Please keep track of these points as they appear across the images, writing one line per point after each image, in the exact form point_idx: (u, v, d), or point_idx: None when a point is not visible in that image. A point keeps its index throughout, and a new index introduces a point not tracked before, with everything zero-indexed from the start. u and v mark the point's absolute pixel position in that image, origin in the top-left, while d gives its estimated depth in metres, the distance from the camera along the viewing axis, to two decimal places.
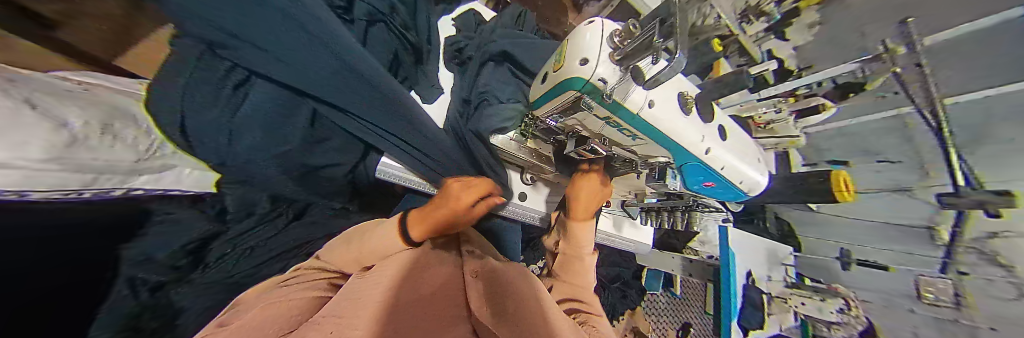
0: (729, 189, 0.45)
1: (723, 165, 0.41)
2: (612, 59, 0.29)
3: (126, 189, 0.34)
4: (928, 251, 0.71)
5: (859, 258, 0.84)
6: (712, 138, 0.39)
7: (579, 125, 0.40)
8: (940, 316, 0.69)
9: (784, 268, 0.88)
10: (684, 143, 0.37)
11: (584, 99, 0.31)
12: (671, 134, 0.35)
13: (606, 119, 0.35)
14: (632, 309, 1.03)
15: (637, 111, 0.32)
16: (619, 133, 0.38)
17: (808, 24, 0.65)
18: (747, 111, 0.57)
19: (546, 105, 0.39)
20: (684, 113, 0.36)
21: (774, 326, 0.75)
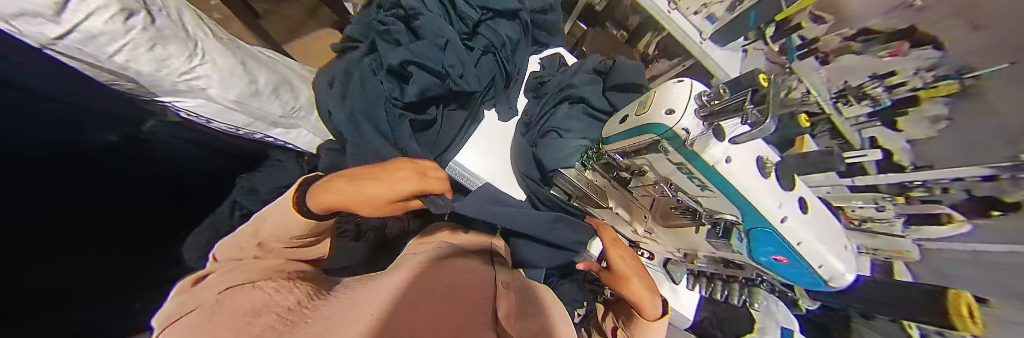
0: (805, 273, 0.33)
1: (801, 240, 0.31)
2: (699, 116, 0.31)
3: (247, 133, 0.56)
4: None
5: None
6: (792, 207, 0.32)
7: (648, 165, 0.40)
8: None
9: None
10: (759, 207, 0.31)
11: (663, 144, 0.34)
12: (745, 192, 0.31)
13: (678, 165, 0.34)
14: None
15: (713, 165, 0.30)
16: (688, 181, 0.36)
17: (929, 118, 0.35)
18: (842, 201, 0.46)
19: (620, 142, 0.42)
20: (763, 177, 0.31)
21: None
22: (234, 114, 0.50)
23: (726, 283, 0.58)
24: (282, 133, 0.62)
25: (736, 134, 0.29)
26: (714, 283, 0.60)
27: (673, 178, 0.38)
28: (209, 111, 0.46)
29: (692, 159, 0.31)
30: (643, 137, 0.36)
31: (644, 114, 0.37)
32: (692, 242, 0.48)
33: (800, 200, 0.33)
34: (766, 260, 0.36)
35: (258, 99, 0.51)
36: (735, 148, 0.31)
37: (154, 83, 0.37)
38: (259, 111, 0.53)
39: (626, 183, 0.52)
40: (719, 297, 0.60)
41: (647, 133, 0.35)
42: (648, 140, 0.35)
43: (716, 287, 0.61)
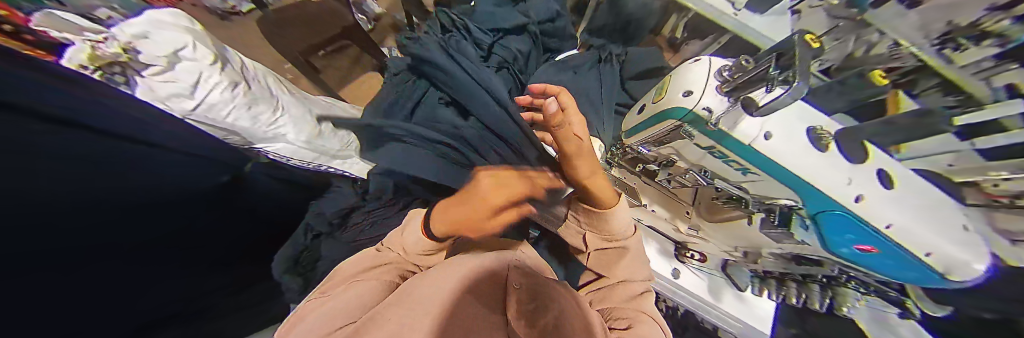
0: (918, 270, 0.25)
1: (891, 221, 0.24)
2: (721, 91, 0.29)
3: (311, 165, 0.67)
4: None
5: None
6: (867, 181, 0.26)
7: (675, 154, 0.38)
8: None
9: None
10: (816, 186, 0.27)
11: (685, 127, 0.32)
12: (796, 171, 0.27)
13: (709, 149, 0.32)
14: None
15: (749, 143, 0.28)
16: (724, 165, 0.33)
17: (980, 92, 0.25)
18: (968, 173, 0.28)
19: (641, 134, 0.41)
20: (821, 151, 0.27)
21: None
22: (302, 152, 0.63)
23: (803, 285, 0.49)
24: (342, 163, 0.70)
25: (768, 99, 0.26)
26: (786, 286, 0.51)
27: (707, 165, 0.35)
28: (285, 150, 0.61)
29: (722, 140, 0.30)
30: (665, 124, 0.34)
31: (663, 103, 0.36)
32: (747, 234, 0.43)
33: (878, 173, 0.26)
34: (847, 250, 0.30)
35: (323, 138, 0.63)
36: (770, 121, 0.28)
37: (252, 135, 0.54)
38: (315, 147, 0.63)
39: (655, 177, 0.48)
40: (794, 301, 0.50)
41: (667, 119, 0.34)
42: (670, 127, 0.34)
43: (788, 287, 0.51)
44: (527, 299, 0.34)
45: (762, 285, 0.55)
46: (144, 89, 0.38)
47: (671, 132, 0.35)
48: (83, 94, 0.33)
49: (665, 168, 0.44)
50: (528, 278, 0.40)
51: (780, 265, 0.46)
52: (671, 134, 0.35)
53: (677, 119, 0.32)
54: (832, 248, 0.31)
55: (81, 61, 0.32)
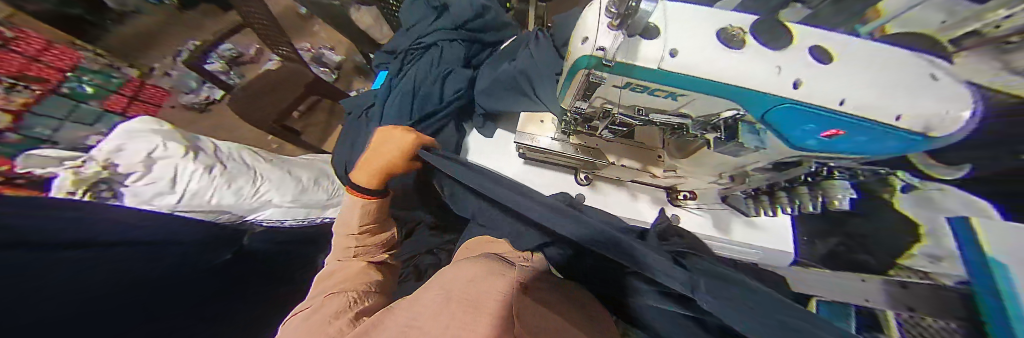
0: (894, 140, 0.24)
1: (844, 97, 0.23)
2: (610, 27, 0.26)
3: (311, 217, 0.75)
4: None
5: None
6: (800, 65, 0.25)
7: (606, 102, 0.36)
8: None
9: None
10: (750, 88, 0.25)
11: (594, 74, 0.30)
12: (717, 79, 0.25)
13: (626, 86, 0.31)
14: None
15: (655, 68, 0.26)
16: (652, 97, 0.32)
17: None
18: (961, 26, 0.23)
19: (567, 94, 0.38)
20: (729, 49, 0.25)
21: None
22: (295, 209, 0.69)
23: (793, 193, 0.43)
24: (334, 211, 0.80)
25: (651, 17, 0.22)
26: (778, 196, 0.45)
27: (636, 102, 0.34)
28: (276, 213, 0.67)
29: (632, 73, 0.27)
30: (578, 76, 0.32)
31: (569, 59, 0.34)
32: (718, 159, 0.41)
33: (810, 50, 0.25)
34: (814, 142, 0.28)
35: (306, 193, 0.71)
36: (674, 39, 0.26)
37: (237, 209, 0.60)
38: (303, 202, 0.71)
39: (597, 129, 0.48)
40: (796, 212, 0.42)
41: (578, 71, 0.31)
42: (582, 78, 0.32)
43: (779, 199, 0.45)
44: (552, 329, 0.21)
45: (758, 210, 0.51)
46: (130, 196, 0.46)
47: (585, 83, 0.32)
48: (92, 207, 0.38)
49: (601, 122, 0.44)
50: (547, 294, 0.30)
51: (750, 180, 0.45)
52: (587, 86, 0.33)
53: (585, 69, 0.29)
54: (794, 145, 0.29)
55: (67, 188, 0.40)
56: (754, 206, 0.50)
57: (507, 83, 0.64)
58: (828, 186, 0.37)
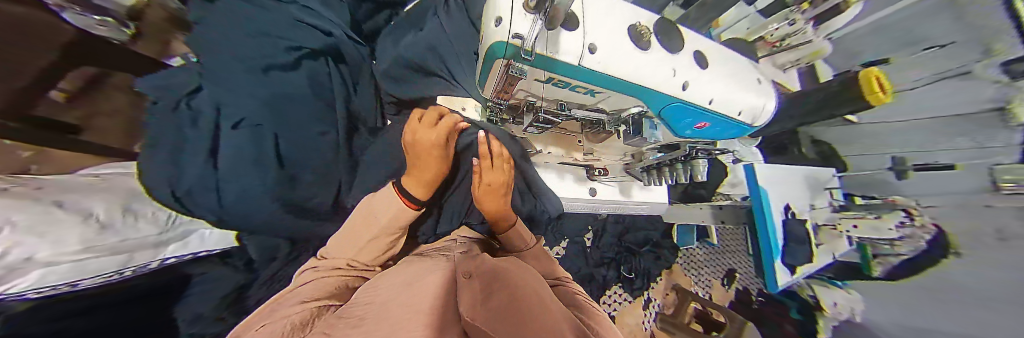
0: (727, 124, 0.40)
1: (711, 97, 0.35)
2: (529, 12, 0.23)
3: (156, 261, 0.48)
4: (998, 139, 0.75)
5: (916, 163, 0.90)
6: (685, 70, 0.33)
7: (528, 95, 0.35)
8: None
9: (831, 193, 0.92)
10: (660, 88, 0.31)
11: (514, 66, 0.26)
12: (626, 78, 0.28)
13: (549, 81, 0.29)
14: (669, 268, 1.27)
15: (576, 64, 0.25)
16: (575, 94, 0.33)
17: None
18: (755, 34, 0.72)
19: (487, 85, 0.34)
20: (640, 49, 0.29)
21: (826, 256, 0.81)
22: (90, 260, 0.37)
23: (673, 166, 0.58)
24: (199, 239, 0.58)
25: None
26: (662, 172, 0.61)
27: (559, 97, 0.34)
28: (69, 272, 0.35)
29: (553, 69, 0.26)
30: (495, 68, 0.27)
31: (484, 44, 0.29)
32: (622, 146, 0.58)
33: (694, 55, 0.35)
34: (687, 128, 0.39)
35: (128, 226, 0.44)
36: (591, 34, 0.26)
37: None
38: (110, 247, 0.40)
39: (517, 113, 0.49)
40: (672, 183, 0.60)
41: (494, 61, 0.27)
42: (500, 70, 0.27)
43: (665, 173, 0.63)
44: (490, 295, 0.25)
45: (649, 178, 0.69)
46: None
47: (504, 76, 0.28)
48: None
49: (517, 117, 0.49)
50: (495, 272, 0.34)
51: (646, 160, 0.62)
52: (506, 81, 0.29)
53: (500, 59, 0.25)
54: (677, 134, 0.41)
55: None
56: (652, 177, 0.67)
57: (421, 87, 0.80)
58: (695, 164, 0.53)
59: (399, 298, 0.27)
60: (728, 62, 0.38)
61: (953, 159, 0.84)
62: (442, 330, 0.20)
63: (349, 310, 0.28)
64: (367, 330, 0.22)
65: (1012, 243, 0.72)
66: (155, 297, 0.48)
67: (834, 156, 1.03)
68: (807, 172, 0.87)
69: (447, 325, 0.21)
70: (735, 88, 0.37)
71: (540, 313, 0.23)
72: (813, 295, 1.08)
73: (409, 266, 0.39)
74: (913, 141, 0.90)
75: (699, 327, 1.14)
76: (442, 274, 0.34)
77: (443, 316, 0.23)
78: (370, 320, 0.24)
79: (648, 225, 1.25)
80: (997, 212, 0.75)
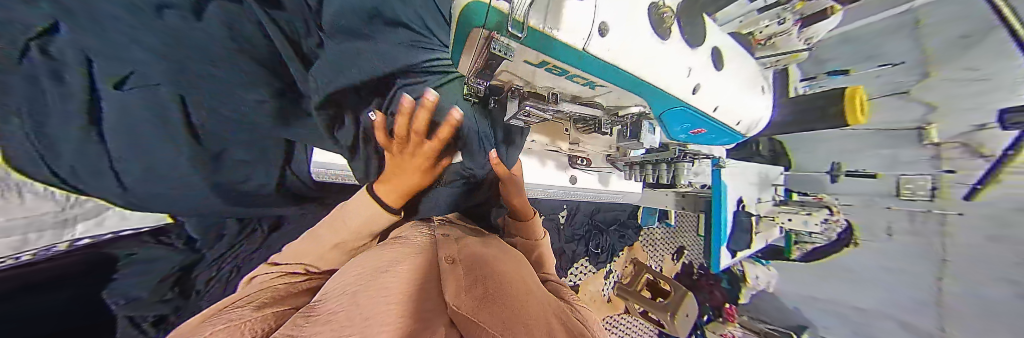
0: (723, 132, 0.44)
1: (716, 104, 0.38)
2: None
3: (66, 242, 0.47)
4: (915, 152, 0.88)
5: (847, 170, 1.03)
6: (698, 69, 0.33)
7: (514, 78, 0.30)
8: (912, 210, 0.90)
9: (776, 189, 1.03)
10: (672, 87, 0.30)
11: (496, 39, 0.19)
12: (632, 70, 0.25)
13: (542, 64, 0.25)
14: (631, 245, 1.39)
15: (581, 48, 0.20)
16: (571, 82, 0.30)
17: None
18: (746, 28, 0.69)
19: (463, 58, 0.28)
20: (660, 39, 0.26)
21: (761, 241, 0.94)
22: None
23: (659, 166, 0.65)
24: (117, 216, 0.52)
25: None
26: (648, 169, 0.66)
27: (552, 84, 0.31)
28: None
29: (546, 50, 0.21)
30: (472, 38, 0.21)
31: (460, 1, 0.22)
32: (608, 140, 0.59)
33: (711, 50, 0.35)
34: (678, 130, 0.39)
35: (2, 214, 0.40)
36: (604, 7, 0.21)
37: None
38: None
39: (498, 93, 0.44)
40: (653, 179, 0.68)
41: (470, 30, 0.20)
42: (480, 41, 0.21)
43: (648, 171, 0.67)
44: (476, 283, 0.25)
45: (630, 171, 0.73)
46: None
47: (485, 51, 0.23)
48: None
49: (501, 97, 0.45)
50: (477, 261, 0.33)
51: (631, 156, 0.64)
52: (489, 59, 0.23)
53: (478, 27, 0.18)
54: (672, 137, 0.41)
55: None
56: (631, 170, 0.72)
57: (363, 49, 0.56)
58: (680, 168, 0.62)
59: (369, 286, 0.24)
60: (733, 65, 0.39)
61: (876, 169, 0.96)
62: (425, 321, 0.18)
63: (319, 306, 0.23)
64: (335, 322, 0.19)
65: (896, 238, 0.93)
66: (65, 279, 0.43)
67: (782, 154, 1.14)
68: (763, 170, 0.97)
69: (433, 317, 0.19)
70: (728, 89, 0.38)
71: (530, 305, 0.23)
72: (742, 269, 1.26)
73: (382, 252, 0.36)
74: (847, 147, 1.04)
75: (648, 294, 1.30)
76: (416, 259, 0.32)
77: (423, 309, 0.20)
78: (337, 312, 0.21)
79: (618, 207, 1.33)
80: (886, 213, 0.95)
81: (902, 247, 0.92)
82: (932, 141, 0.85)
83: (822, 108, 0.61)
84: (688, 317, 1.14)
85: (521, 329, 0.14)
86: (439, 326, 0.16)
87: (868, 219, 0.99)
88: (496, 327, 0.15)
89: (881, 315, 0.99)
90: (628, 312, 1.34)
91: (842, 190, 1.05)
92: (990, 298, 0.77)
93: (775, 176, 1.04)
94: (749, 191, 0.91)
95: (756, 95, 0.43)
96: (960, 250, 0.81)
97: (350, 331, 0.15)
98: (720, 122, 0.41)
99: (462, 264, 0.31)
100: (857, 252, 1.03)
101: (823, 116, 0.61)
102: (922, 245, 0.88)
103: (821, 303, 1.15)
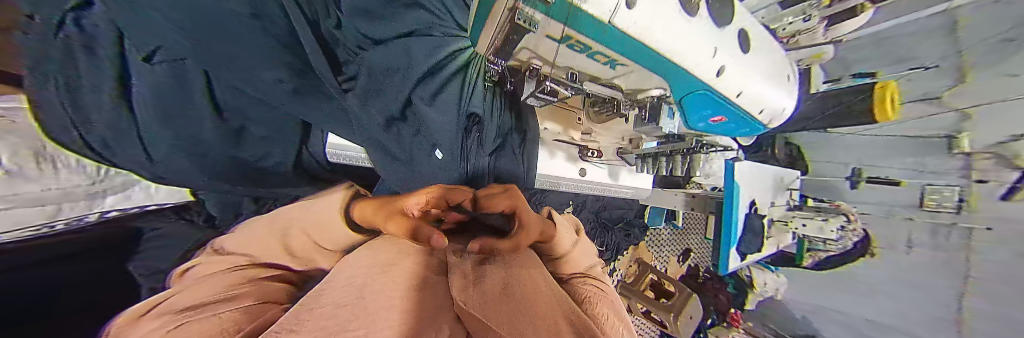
0: (744, 120, 0.43)
1: (741, 90, 0.36)
2: None
3: (98, 213, 0.47)
4: (946, 160, 0.84)
5: (869, 176, 0.99)
6: (725, 51, 0.32)
7: (534, 57, 0.30)
8: (936, 222, 0.86)
9: (791, 193, 1.00)
10: (696, 70, 0.29)
11: (522, 10, 0.20)
12: (657, 48, 0.25)
13: (564, 40, 0.25)
14: (636, 245, 1.38)
15: (607, 20, 0.20)
16: (592, 61, 0.29)
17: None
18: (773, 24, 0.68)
19: (485, 34, 0.28)
20: (689, 15, 0.25)
21: (771, 247, 0.91)
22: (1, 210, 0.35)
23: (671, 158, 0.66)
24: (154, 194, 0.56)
25: None
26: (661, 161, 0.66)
27: (572, 63, 0.30)
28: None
29: (570, 21, 0.21)
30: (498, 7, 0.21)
31: None
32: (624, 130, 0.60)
33: (739, 33, 0.34)
34: (697, 117, 0.39)
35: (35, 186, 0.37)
36: None
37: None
38: (27, 197, 0.37)
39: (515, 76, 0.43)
40: (668, 172, 0.67)
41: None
42: (505, 11, 0.21)
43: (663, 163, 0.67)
44: (482, 277, 0.25)
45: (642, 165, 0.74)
46: None
47: (509, 25, 0.23)
48: None
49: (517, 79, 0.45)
50: (485, 251, 0.33)
51: (643, 148, 0.64)
52: (513, 32, 0.23)
53: None
54: (691, 125, 0.42)
55: None
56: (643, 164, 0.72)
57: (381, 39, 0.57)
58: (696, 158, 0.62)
59: (376, 277, 0.25)
60: (760, 55, 0.38)
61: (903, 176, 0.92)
62: (429, 316, 0.18)
63: (331, 286, 0.24)
64: (353, 300, 0.19)
65: (919, 250, 0.89)
66: (92, 251, 0.47)
67: (801, 158, 1.10)
68: (777, 173, 0.94)
69: (437, 314, 0.19)
70: (754, 75, 0.37)
71: (539, 305, 0.22)
72: (750, 275, 1.25)
73: (391, 240, 0.37)
74: (871, 153, 0.99)
75: (651, 294, 1.29)
76: (419, 253, 0.32)
77: (426, 303, 0.20)
78: (349, 298, 0.21)
79: (624, 205, 1.31)
80: (903, 224, 0.92)
81: (926, 259, 0.88)
82: (962, 150, 0.81)
83: (852, 108, 0.57)
84: (691, 319, 1.12)
85: (526, 330, 0.14)
86: (440, 327, 0.16)
87: (888, 229, 0.95)
88: (504, 324, 0.15)
89: (895, 329, 0.96)
90: (630, 311, 1.34)
91: (861, 198, 1.01)
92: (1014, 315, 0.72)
93: (789, 180, 1.00)
94: (761, 193, 0.88)
95: (781, 87, 0.42)
96: (986, 267, 0.77)
97: (354, 324, 0.15)
98: (742, 110, 0.40)
99: (472, 252, 0.32)
100: (874, 261, 0.99)
101: (850, 115, 0.58)
102: (947, 260, 0.84)
103: (832, 313, 1.11)
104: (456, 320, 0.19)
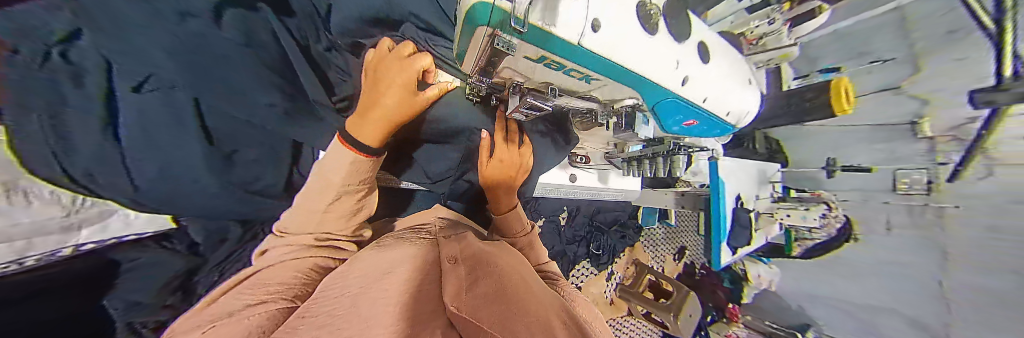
0: (715, 123, 0.45)
1: (704, 96, 0.39)
2: None
3: (70, 246, 0.45)
4: (910, 145, 0.90)
5: (844, 164, 1.05)
6: (687, 62, 0.34)
7: (515, 74, 0.32)
8: (911, 204, 0.90)
9: (772, 185, 1.04)
10: (663, 79, 0.31)
11: (500, 37, 0.21)
12: (626, 64, 0.27)
13: (541, 60, 0.26)
14: (632, 246, 1.39)
15: (576, 42, 0.22)
16: (567, 77, 0.31)
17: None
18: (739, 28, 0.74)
19: (467, 55, 0.29)
20: (649, 34, 0.28)
21: (760, 238, 0.93)
22: None
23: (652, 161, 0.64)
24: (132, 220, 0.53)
25: None
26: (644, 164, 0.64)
27: (550, 79, 0.32)
28: None
29: (544, 44, 0.22)
30: (477, 34, 0.22)
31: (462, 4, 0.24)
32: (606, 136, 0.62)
33: (699, 45, 0.37)
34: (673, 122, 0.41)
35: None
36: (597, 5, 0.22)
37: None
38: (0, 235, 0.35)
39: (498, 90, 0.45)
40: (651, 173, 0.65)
41: (477, 27, 0.22)
42: (484, 37, 0.22)
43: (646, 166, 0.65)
44: (474, 280, 0.25)
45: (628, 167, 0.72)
46: None
47: (488, 48, 0.24)
48: None
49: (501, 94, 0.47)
50: (478, 260, 0.33)
51: (627, 151, 0.66)
52: (492, 55, 0.24)
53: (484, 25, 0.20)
54: (667, 130, 0.43)
55: None
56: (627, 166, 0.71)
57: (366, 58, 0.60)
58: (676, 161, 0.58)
59: (373, 284, 0.25)
60: (721, 61, 0.41)
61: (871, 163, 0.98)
62: (427, 322, 0.18)
63: (314, 308, 0.23)
64: (343, 316, 0.19)
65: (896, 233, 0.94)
66: (81, 286, 0.45)
67: (778, 152, 1.17)
68: (757, 165, 0.98)
69: (432, 319, 0.19)
70: (717, 76, 0.40)
71: (530, 305, 0.23)
72: (744, 268, 1.27)
73: (382, 254, 0.36)
74: (839, 143, 1.06)
75: (650, 295, 1.29)
76: (412, 261, 0.32)
77: (420, 307, 0.20)
78: (341, 309, 0.21)
79: (617, 207, 1.33)
80: (878, 208, 0.97)
81: (903, 241, 0.92)
82: (923, 135, 0.86)
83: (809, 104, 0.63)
84: (691, 317, 1.12)
85: (521, 328, 0.15)
86: (434, 329, 0.16)
87: (865, 214, 1.01)
88: (497, 326, 0.16)
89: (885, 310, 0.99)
90: (631, 315, 1.33)
91: (835, 186, 1.07)
92: (986, 284, 0.75)
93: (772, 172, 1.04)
94: (745, 187, 0.91)
95: (745, 87, 0.45)
96: None
97: (348, 332, 0.16)
98: (712, 113, 0.42)
99: (463, 262, 0.32)
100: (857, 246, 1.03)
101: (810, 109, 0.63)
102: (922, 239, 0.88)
103: (824, 299, 1.15)
104: (450, 325, 0.19)
